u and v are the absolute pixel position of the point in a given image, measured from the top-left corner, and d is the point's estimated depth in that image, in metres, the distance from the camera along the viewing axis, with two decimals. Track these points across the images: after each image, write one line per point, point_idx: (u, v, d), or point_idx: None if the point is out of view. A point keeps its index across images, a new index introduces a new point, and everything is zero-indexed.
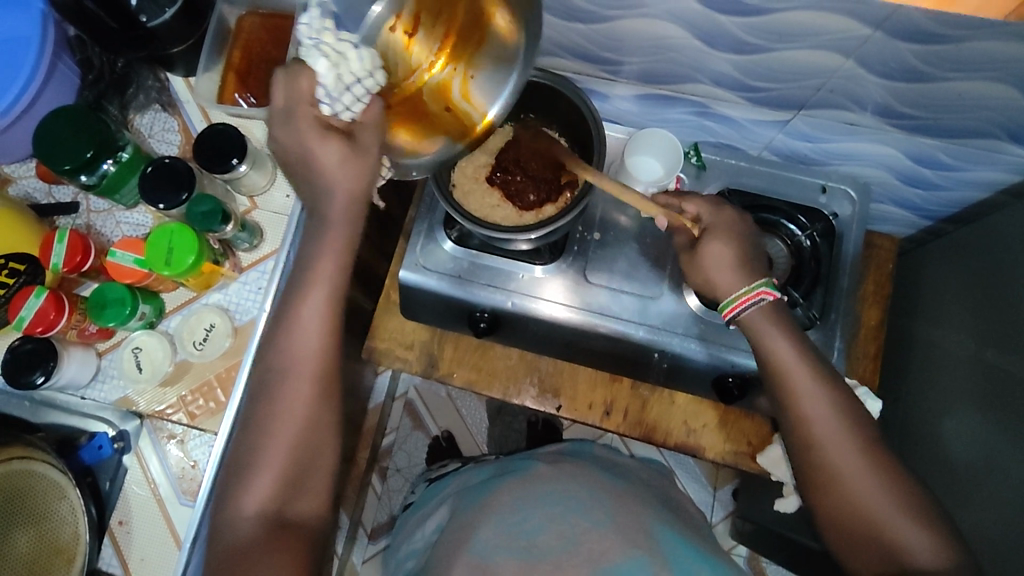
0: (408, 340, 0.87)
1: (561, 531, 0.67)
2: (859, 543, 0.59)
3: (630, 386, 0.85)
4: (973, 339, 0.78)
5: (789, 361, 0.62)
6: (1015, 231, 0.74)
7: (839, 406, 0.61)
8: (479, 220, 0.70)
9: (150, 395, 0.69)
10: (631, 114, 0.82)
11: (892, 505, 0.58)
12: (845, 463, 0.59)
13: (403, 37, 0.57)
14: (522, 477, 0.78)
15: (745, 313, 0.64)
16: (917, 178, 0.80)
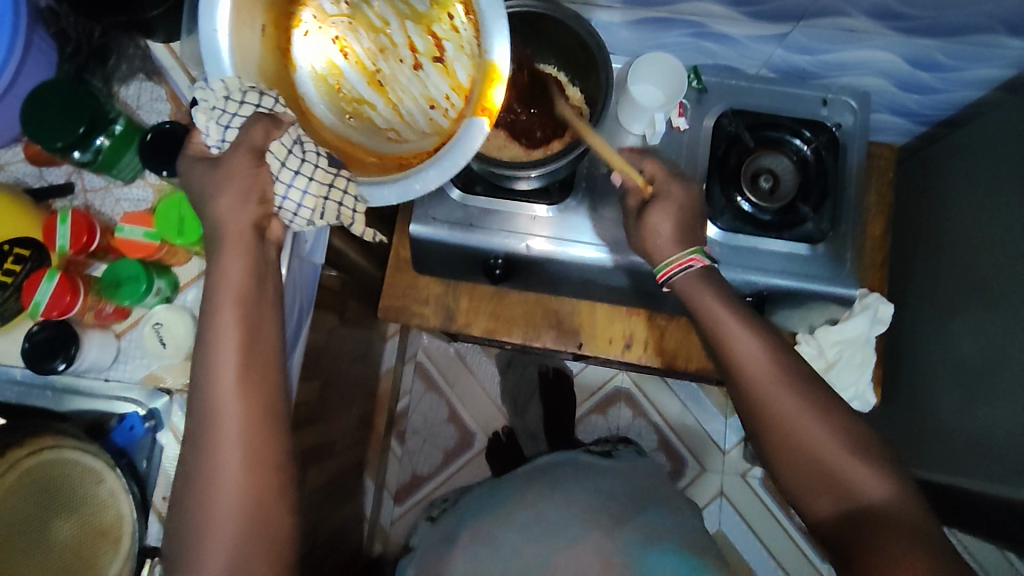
0: (423, 296, 0.86)
1: (537, 550, 0.73)
2: (819, 493, 0.58)
3: (647, 317, 0.86)
4: (976, 238, 0.79)
5: (724, 318, 0.64)
6: (1008, 132, 0.75)
7: (772, 353, 0.63)
8: (490, 161, 0.70)
9: (177, 370, 0.67)
10: (628, 42, 0.81)
11: (836, 441, 0.58)
12: (787, 406, 0.60)
13: (434, 65, 0.68)
14: (492, 510, 0.81)
15: (681, 275, 0.68)
16: (913, 83, 0.80)
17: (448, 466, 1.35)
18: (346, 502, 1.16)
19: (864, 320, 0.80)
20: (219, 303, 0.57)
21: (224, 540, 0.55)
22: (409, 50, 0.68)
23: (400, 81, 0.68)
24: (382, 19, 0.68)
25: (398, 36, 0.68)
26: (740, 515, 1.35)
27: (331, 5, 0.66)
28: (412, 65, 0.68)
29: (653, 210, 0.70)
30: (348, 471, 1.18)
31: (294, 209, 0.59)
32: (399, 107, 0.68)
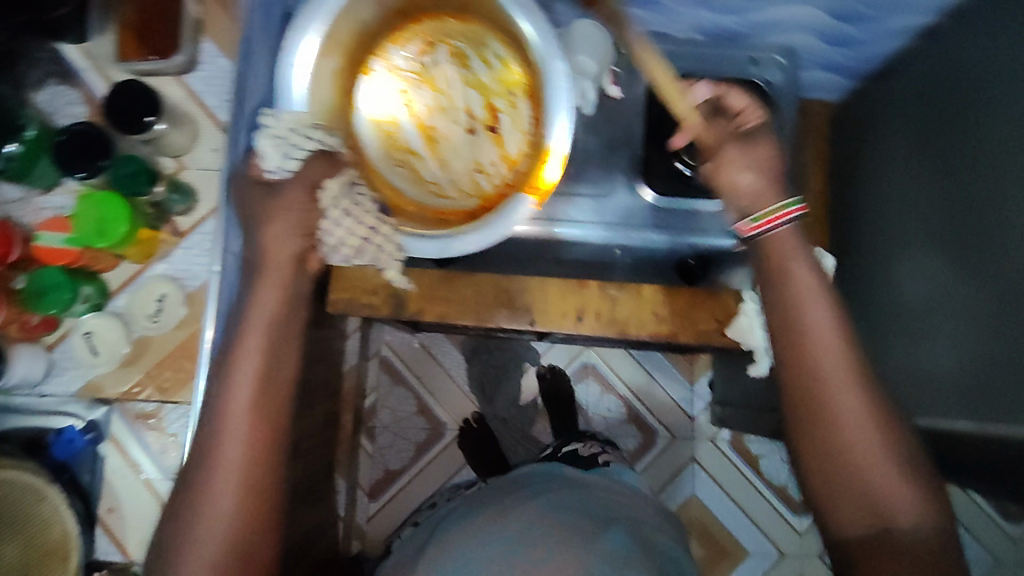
0: (371, 285, 0.84)
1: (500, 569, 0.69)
2: (840, 493, 0.60)
3: (597, 289, 0.86)
4: (919, 167, 0.74)
5: (808, 295, 0.63)
6: (921, 78, 0.75)
7: (846, 353, 0.60)
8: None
9: (113, 368, 0.79)
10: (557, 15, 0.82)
11: (878, 453, 0.59)
12: (838, 406, 0.60)
13: (485, 131, 0.78)
14: (463, 528, 0.80)
15: (773, 232, 0.65)
16: (838, 37, 0.82)
17: (420, 459, 1.37)
18: (318, 503, 1.16)
19: None
20: (247, 326, 0.60)
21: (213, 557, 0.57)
22: (467, 113, 0.78)
23: (449, 140, 0.79)
24: (443, 83, 0.78)
25: (454, 102, 0.78)
26: (713, 479, 1.38)
27: (408, 61, 0.78)
28: (467, 128, 0.78)
29: (733, 150, 0.67)
30: (318, 473, 1.17)
31: (335, 242, 0.67)
32: (445, 163, 0.78)
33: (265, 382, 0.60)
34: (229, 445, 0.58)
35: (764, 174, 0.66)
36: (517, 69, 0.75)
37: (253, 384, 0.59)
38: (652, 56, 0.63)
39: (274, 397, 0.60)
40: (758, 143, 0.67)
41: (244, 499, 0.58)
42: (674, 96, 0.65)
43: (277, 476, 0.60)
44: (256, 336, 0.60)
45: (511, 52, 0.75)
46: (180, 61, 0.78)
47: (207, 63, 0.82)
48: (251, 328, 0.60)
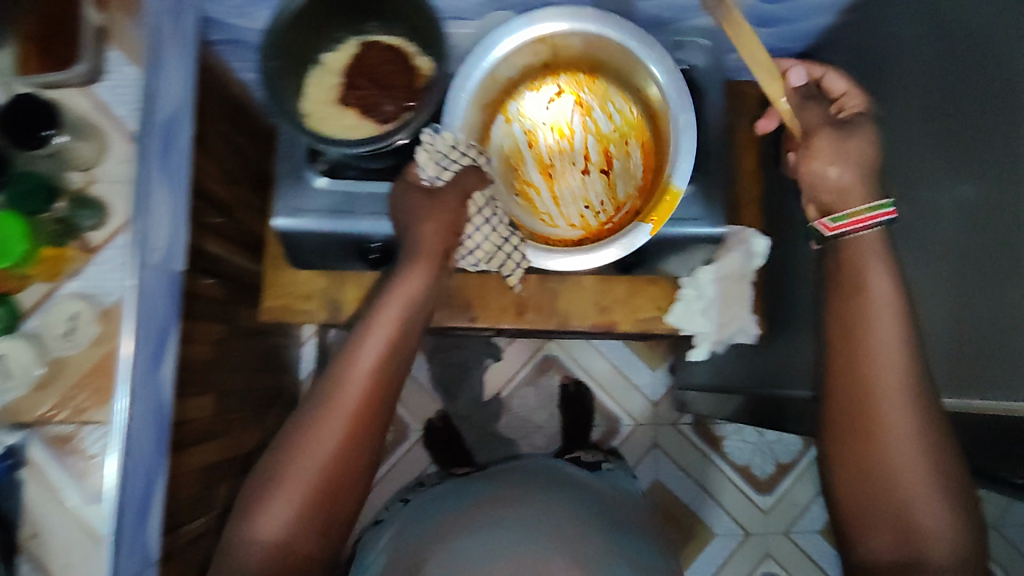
0: (304, 291, 0.83)
1: (507, 561, 0.68)
2: (881, 518, 0.59)
3: (536, 282, 0.86)
4: (887, 138, 0.68)
5: (879, 310, 0.61)
6: (852, 65, 0.76)
7: (916, 367, 0.59)
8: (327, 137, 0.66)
9: (30, 398, 0.67)
10: (472, 9, 0.77)
11: (922, 477, 0.58)
12: (887, 415, 0.60)
13: (599, 173, 0.81)
14: (470, 509, 0.78)
15: (854, 235, 0.63)
16: (768, 18, 0.79)
17: (384, 460, 1.36)
18: None
19: (740, 254, 0.80)
20: (365, 340, 0.65)
21: (293, 505, 0.61)
22: (582, 156, 0.82)
23: (567, 178, 0.82)
24: (571, 127, 0.82)
25: (581, 144, 0.82)
26: (674, 462, 1.40)
27: (536, 108, 0.81)
28: (580, 169, 0.82)
29: (822, 141, 0.65)
30: None
31: (472, 247, 0.74)
32: (560, 198, 0.81)
33: (356, 399, 0.63)
34: (319, 444, 0.62)
35: (825, 162, 0.64)
36: (637, 115, 0.80)
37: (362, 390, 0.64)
38: (745, 26, 0.62)
39: (367, 410, 0.64)
40: (856, 134, 0.64)
41: (319, 498, 0.62)
42: (764, 75, 0.65)
43: (365, 451, 0.64)
44: (372, 354, 0.65)
45: (627, 104, 0.79)
46: (81, 71, 0.67)
47: (111, 63, 0.70)
48: (368, 345, 0.65)
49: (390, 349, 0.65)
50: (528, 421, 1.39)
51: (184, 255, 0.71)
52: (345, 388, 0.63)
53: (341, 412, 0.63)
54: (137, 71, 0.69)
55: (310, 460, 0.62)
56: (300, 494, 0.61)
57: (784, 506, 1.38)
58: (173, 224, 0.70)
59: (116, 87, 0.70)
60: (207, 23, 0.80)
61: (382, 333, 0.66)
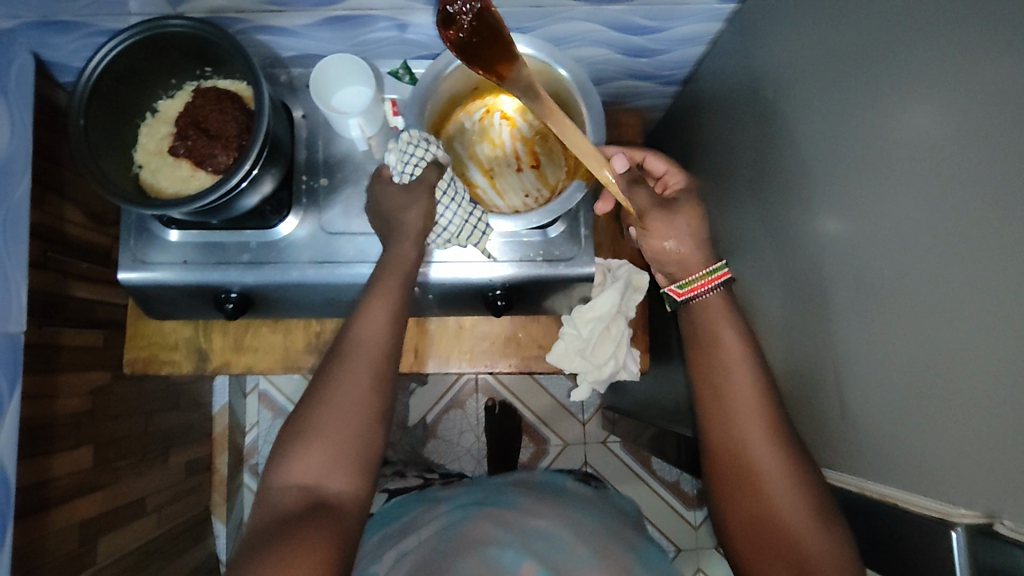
0: (170, 341, 0.81)
1: (541, 557, 0.73)
2: (777, 560, 0.56)
3: (414, 324, 0.83)
4: (757, 176, 0.68)
5: (736, 361, 0.62)
6: (722, 87, 0.77)
7: (768, 400, 0.60)
8: (147, 202, 0.60)
9: None
10: (328, 44, 0.75)
11: (806, 511, 0.55)
12: (758, 452, 0.59)
13: (535, 168, 0.75)
14: (506, 510, 0.83)
15: (703, 298, 0.66)
16: (633, 49, 0.79)
17: None
18: (184, 552, 1.10)
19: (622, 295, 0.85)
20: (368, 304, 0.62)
21: (321, 454, 0.56)
22: (516, 155, 0.75)
23: (508, 177, 0.75)
24: (498, 133, 0.75)
25: (509, 146, 0.75)
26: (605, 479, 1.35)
27: (468, 126, 0.75)
28: (516, 168, 0.75)
29: (655, 219, 0.67)
30: (183, 521, 1.11)
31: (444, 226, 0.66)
32: (505, 194, 0.74)
33: (376, 355, 0.61)
34: (340, 398, 0.58)
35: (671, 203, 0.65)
36: None
37: (375, 354, 0.61)
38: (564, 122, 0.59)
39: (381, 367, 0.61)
40: (679, 211, 0.68)
41: (338, 463, 0.57)
42: (593, 161, 0.61)
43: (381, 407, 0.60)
44: (376, 313, 0.62)
45: None
46: None
47: None
48: (373, 306, 0.62)
49: (396, 309, 0.63)
50: (455, 445, 1.37)
51: (21, 315, 0.70)
52: (359, 339, 0.61)
53: (358, 366, 0.60)
54: None
55: (311, 422, 0.58)
56: (323, 441, 0.57)
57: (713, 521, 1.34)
58: (3, 283, 0.68)
59: None
60: (42, 62, 0.76)
61: (385, 292, 0.63)
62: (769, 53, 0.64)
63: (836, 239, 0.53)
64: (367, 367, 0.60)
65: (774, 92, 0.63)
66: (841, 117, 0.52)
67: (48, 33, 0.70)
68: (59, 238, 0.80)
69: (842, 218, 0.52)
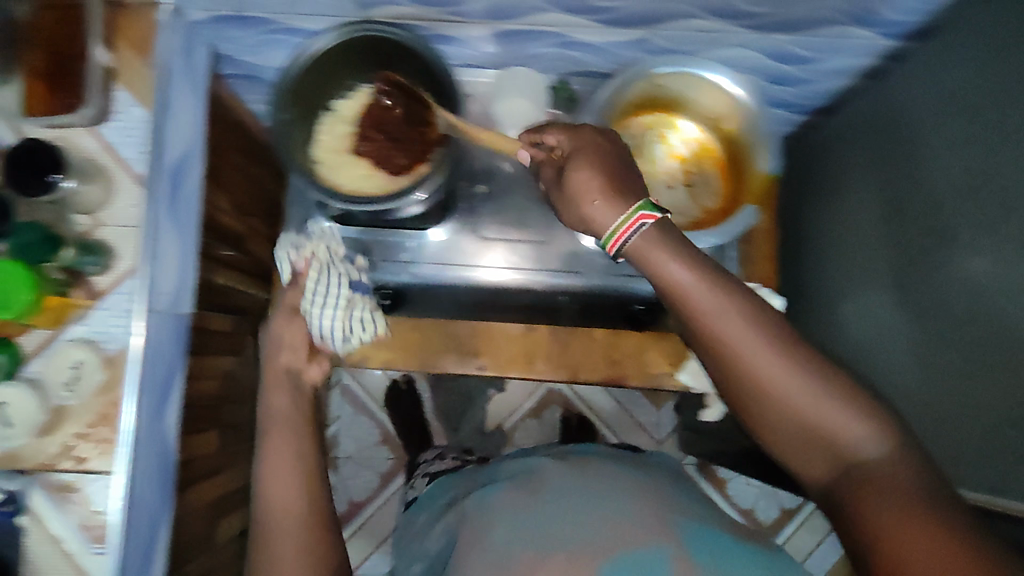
0: None
1: (576, 517, 0.51)
2: (811, 457, 0.45)
3: (546, 332, 0.85)
4: (888, 213, 0.71)
5: (690, 287, 0.44)
6: (852, 122, 0.78)
7: (755, 307, 0.44)
8: (343, 196, 0.65)
9: (31, 448, 0.63)
10: (492, 57, 0.77)
11: (828, 396, 0.43)
12: (754, 359, 0.43)
13: (687, 188, 0.74)
14: (526, 485, 0.59)
15: (632, 242, 0.46)
16: (782, 77, 0.81)
17: (384, 491, 1.33)
18: None
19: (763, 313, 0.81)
20: (270, 437, 0.53)
21: None
22: (668, 173, 0.75)
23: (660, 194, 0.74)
24: (653, 149, 0.75)
25: (663, 163, 0.75)
26: None
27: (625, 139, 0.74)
28: (667, 185, 0.75)
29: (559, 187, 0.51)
30: None
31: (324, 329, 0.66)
32: None
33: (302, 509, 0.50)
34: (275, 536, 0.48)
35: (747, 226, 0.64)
36: (715, 137, 0.73)
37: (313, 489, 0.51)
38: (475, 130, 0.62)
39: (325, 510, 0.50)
40: (576, 166, 0.49)
41: None
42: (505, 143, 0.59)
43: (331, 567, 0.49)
44: (278, 454, 0.51)
45: (702, 128, 0.73)
46: (91, 113, 0.64)
47: (121, 104, 0.66)
48: (271, 450, 0.52)
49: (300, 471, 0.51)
50: None
51: (195, 299, 0.71)
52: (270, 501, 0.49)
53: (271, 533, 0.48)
54: (146, 113, 0.66)
55: None
56: None
57: (787, 552, 1.34)
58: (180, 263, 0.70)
59: (124, 128, 0.66)
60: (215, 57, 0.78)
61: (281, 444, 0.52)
62: (922, 92, 0.66)
63: (990, 272, 0.56)
64: (290, 535, 0.48)
65: (921, 127, 0.66)
66: (987, 157, 0.56)
67: (234, 30, 0.71)
68: (212, 226, 0.82)
69: (999, 257, 0.55)
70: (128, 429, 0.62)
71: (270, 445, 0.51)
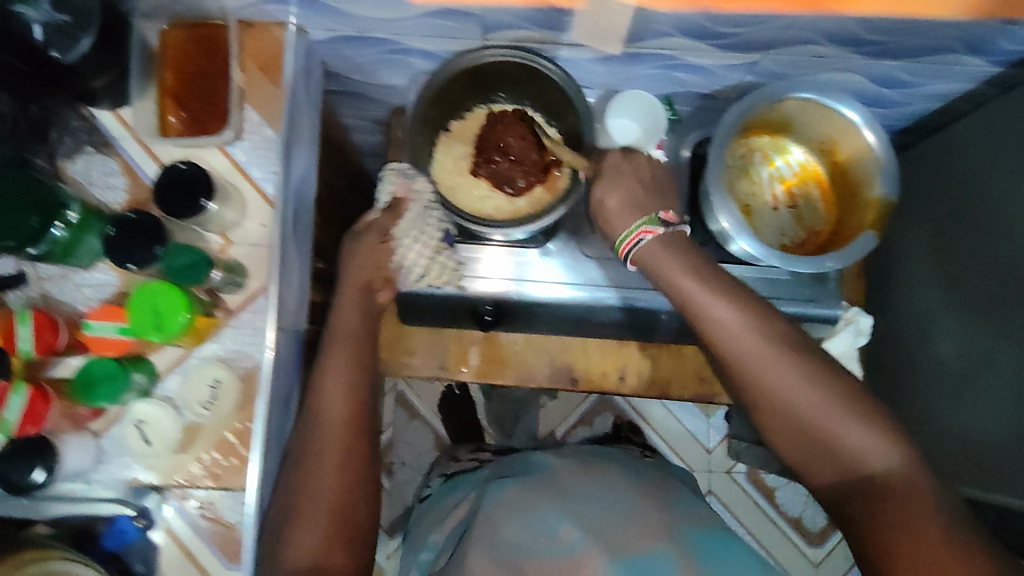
0: (409, 346, 0.85)
1: (569, 507, 0.62)
2: (815, 459, 0.55)
3: (637, 347, 0.86)
4: (992, 240, 0.71)
5: (705, 301, 0.57)
6: (954, 148, 0.79)
7: (751, 316, 0.56)
8: (473, 217, 0.67)
9: (166, 464, 0.64)
10: (599, 75, 0.77)
11: (827, 405, 0.54)
12: (753, 356, 0.56)
13: (790, 209, 0.77)
14: (535, 478, 0.68)
15: (637, 250, 0.60)
16: (880, 99, 0.81)
17: None
18: None
19: (846, 337, 0.80)
20: (336, 350, 0.64)
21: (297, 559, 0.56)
22: (772, 195, 0.77)
23: (764, 216, 0.76)
24: (757, 173, 0.77)
25: (767, 186, 0.77)
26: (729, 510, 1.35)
27: (732, 164, 0.76)
28: (772, 207, 0.77)
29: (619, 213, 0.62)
30: None
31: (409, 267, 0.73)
32: (763, 231, 0.76)
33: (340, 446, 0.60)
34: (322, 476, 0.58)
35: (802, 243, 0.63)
36: (819, 160, 0.75)
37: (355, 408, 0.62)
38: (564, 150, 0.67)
39: (354, 419, 0.61)
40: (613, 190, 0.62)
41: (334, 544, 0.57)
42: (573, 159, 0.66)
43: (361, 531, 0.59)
44: (344, 364, 0.63)
45: (807, 151, 0.76)
46: (227, 134, 0.63)
47: (249, 124, 0.66)
48: (332, 360, 0.63)
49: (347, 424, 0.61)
50: None
51: (304, 315, 0.73)
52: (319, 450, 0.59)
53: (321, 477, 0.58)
54: (276, 134, 0.65)
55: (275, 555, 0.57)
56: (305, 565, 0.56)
57: (833, 558, 1.35)
58: (298, 280, 0.70)
59: (253, 148, 0.66)
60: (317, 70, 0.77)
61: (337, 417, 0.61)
62: None
63: None
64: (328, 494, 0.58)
65: (1011, 181, 0.69)
66: None
67: (346, 46, 0.69)
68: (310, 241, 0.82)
69: None
70: (261, 439, 0.60)
71: (329, 399, 0.61)
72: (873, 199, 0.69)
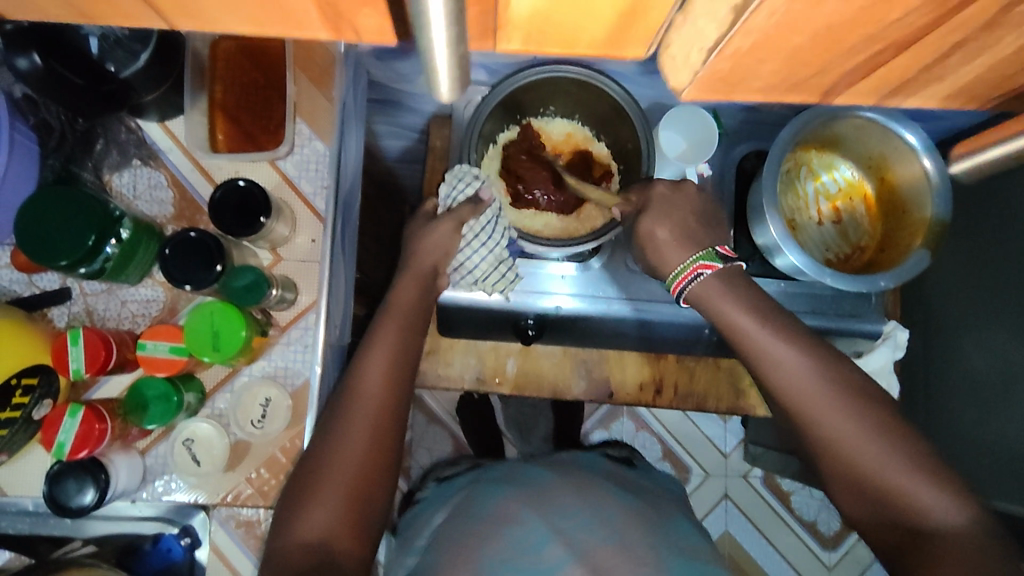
0: (446, 358, 0.84)
1: (556, 522, 0.58)
2: (869, 510, 0.53)
3: (674, 359, 0.86)
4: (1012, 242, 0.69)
5: (759, 334, 0.56)
6: None
7: (815, 355, 0.55)
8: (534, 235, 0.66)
9: (214, 483, 0.63)
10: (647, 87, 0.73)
11: (890, 456, 0.52)
12: (812, 396, 0.54)
13: (835, 225, 0.76)
14: (529, 485, 0.63)
15: (691, 284, 0.59)
16: None
17: None
18: None
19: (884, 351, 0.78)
20: (388, 338, 0.61)
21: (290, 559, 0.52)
22: (816, 211, 0.76)
23: (808, 231, 0.76)
24: (802, 189, 0.76)
25: (812, 201, 0.76)
26: (745, 515, 1.23)
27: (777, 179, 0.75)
28: (816, 222, 0.76)
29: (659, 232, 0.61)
30: None
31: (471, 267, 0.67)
32: (808, 246, 0.75)
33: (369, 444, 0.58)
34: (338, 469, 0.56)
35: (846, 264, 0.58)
36: (866, 178, 0.75)
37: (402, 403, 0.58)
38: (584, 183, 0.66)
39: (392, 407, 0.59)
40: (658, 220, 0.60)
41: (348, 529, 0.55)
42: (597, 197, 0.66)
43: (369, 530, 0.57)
44: (381, 353, 0.61)
45: (855, 168, 0.75)
46: (281, 149, 0.63)
47: (299, 137, 0.65)
48: (378, 340, 0.61)
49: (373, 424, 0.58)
50: None
51: (349, 328, 0.72)
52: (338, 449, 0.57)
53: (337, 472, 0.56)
54: (328, 147, 0.65)
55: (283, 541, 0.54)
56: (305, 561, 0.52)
57: None
58: (346, 294, 0.69)
59: (303, 161, 0.65)
60: None
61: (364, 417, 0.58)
62: None
63: None
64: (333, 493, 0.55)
65: None
66: None
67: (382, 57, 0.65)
68: None
69: None
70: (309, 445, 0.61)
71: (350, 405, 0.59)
72: (923, 219, 0.68)
